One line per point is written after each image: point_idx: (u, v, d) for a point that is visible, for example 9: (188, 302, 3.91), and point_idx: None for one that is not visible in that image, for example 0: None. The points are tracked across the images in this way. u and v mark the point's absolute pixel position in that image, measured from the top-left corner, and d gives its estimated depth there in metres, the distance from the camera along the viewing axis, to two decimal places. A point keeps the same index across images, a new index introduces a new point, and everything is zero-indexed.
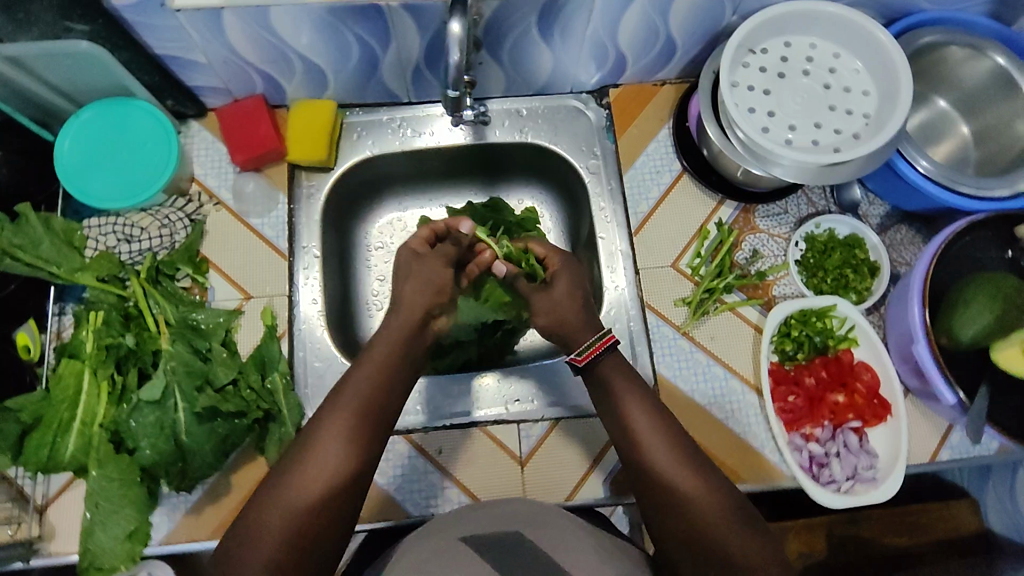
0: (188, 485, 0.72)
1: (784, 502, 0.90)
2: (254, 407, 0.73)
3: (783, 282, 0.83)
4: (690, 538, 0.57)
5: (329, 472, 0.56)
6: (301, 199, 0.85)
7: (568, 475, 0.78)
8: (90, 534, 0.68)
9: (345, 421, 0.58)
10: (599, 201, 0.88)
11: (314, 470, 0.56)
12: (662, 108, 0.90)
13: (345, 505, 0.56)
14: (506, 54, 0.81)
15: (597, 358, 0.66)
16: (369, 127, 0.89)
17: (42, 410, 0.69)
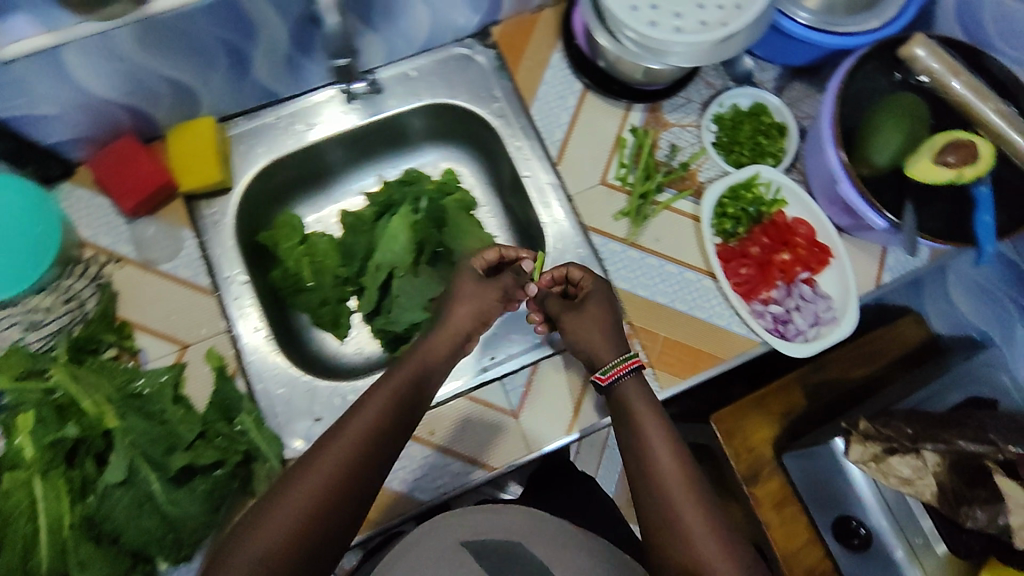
0: (185, 554, 0.68)
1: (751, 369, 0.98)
2: (232, 452, 0.69)
3: (706, 167, 0.86)
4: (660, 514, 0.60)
5: (303, 504, 0.53)
6: (209, 228, 0.79)
7: (562, 410, 0.78)
8: None
9: (302, 497, 0.53)
10: (514, 141, 0.86)
11: (249, 546, 0.50)
12: (548, 34, 0.89)
13: (346, 497, 0.54)
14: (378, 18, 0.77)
15: (621, 378, 0.69)
16: (257, 134, 0.83)
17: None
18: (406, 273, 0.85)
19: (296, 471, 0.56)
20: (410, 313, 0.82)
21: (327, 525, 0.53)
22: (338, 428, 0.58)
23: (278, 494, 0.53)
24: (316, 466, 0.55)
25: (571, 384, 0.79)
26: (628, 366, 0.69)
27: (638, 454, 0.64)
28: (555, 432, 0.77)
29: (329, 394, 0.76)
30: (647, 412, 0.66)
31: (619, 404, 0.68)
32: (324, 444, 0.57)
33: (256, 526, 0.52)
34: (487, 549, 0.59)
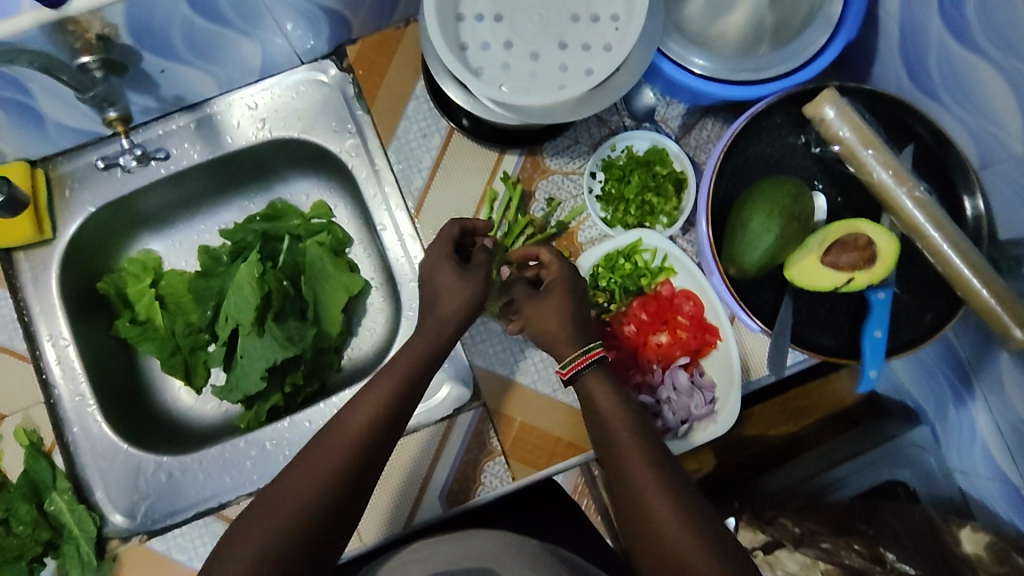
0: None
1: None
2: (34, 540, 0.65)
3: (587, 225, 0.75)
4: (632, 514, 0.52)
5: (278, 523, 0.47)
6: (27, 286, 0.74)
7: (402, 498, 0.71)
8: None
9: (294, 502, 0.48)
10: (369, 186, 0.77)
11: (241, 545, 0.46)
12: (409, 58, 0.77)
13: (328, 516, 0.48)
14: (186, 55, 0.67)
15: (580, 373, 0.60)
16: (81, 177, 0.77)
17: None
18: (247, 334, 0.76)
19: (287, 476, 0.51)
20: (247, 385, 0.75)
21: (319, 537, 0.48)
22: (332, 427, 0.53)
23: (272, 498, 0.49)
24: (309, 466, 0.50)
25: (414, 472, 0.71)
26: (590, 359, 0.60)
27: (604, 430, 0.58)
28: (390, 526, 0.70)
29: (154, 469, 0.71)
30: (638, 450, 0.55)
31: (607, 439, 0.57)
32: (316, 446, 0.52)
33: (240, 539, 0.46)
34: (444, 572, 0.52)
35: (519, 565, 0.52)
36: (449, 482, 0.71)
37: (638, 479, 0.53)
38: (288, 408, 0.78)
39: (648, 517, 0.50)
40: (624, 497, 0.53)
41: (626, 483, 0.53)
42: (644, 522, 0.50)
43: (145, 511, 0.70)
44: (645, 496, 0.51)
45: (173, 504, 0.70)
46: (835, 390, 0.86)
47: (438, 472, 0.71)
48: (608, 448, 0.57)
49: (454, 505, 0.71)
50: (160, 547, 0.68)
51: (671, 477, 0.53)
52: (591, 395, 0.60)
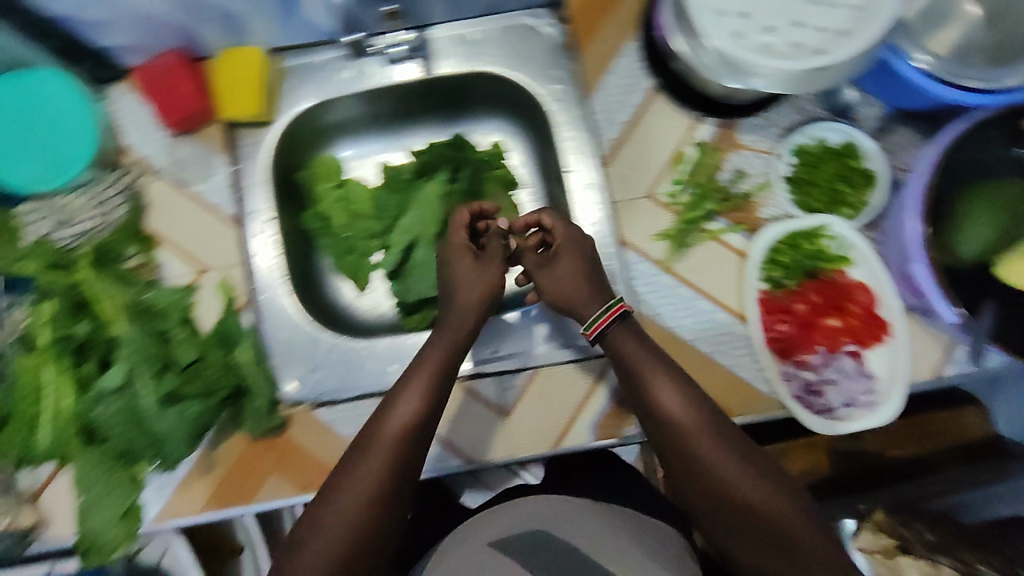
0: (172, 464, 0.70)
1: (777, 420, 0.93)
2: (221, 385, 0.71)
3: (770, 204, 0.77)
4: (714, 499, 0.58)
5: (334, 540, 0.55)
6: (244, 158, 0.80)
7: (554, 422, 0.74)
8: (86, 518, 0.67)
9: (357, 506, 0.56)
10: (564, 130, 0.80)
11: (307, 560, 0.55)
12: (628, 14, 0.79)
13: (375, 532, 0.57)
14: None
15: (604, 331, 0.65)
16: (303, 74, 0.82)
17: (11, 406, 0.68)
18: (428, 246, 0.84)
19: (341, 475, 0.59)
20: (423, 288, 0.82)
21: (374, 539, 0.57)
22: (376, 428, 0.60)
23: (335, 499, 0.57)
24: (354, 486, 0.57)
25: (568, 398, 0.75)
26: (613, 316, 0.65)
27: (656, 423, 0.61)
28: (539, 445, 0.73)
29: (332, 346, 0.78)
30: (702, 424, 0.60)
31: (655, 421, 0.62)
32: (363, 450, 0.59)
33: (317, 535, 0.56)
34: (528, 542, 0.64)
35: (586, 523, 0.67)
36: (602, 416, 0.74)
37: (703, 454, 0.59)
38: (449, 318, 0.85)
39: (720, 486, 0.58)
40: (687, 474, 0.59)
41: (704, 468, 0.58)
42: (718, 492, 0.58)
43: (314, 382, 0.76)
44: (717, 469, 0.58)
45: (345, 380, 0.77)
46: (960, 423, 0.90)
47: (592, 404, 0.74)
48: (656, 432, 0.61)
49: (602, 438, 0.74)
50: (326, 416, 0.75)
51: (734, 445, 0.60)
52: (648, 384, 0.62)
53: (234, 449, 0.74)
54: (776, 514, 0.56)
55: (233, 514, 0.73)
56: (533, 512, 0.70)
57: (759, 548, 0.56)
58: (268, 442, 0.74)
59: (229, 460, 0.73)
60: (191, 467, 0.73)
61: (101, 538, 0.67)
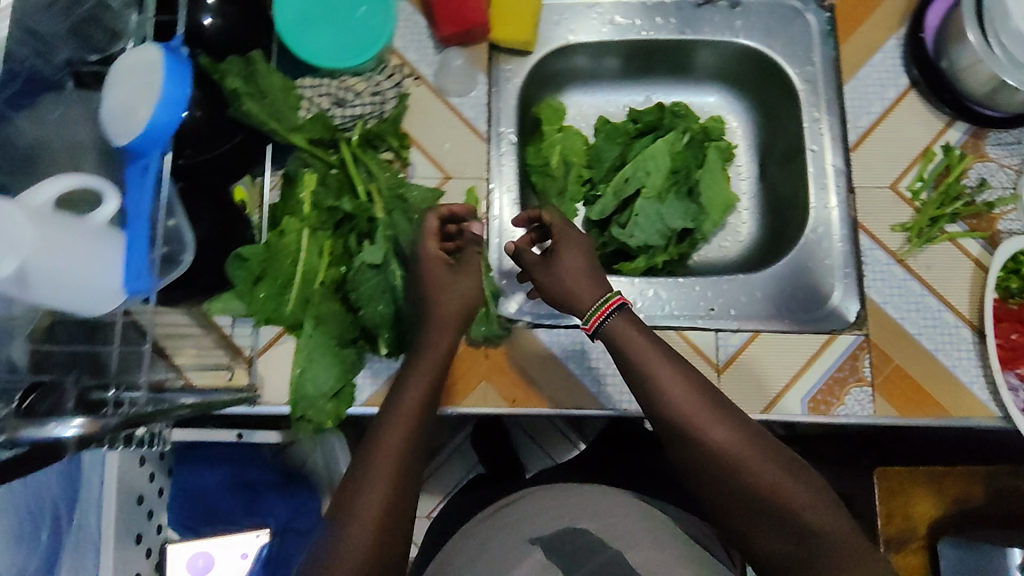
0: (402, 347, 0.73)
1: (931, 435, 0.96)
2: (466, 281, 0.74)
3: (1010, 216, 0.78)
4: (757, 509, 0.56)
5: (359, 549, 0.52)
6: (500, 81, 0.84)
7: (767, 387, 0.76)
8: (298, 388, 0.68)
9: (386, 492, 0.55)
10: (815, 111, 0.83)
11: None
12: (893, 14, 0.82)
13: (391, 538, 0.54)
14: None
15: (603, 324, 0.64)
16: (570, 13, 0.85)
17: (267, 263, 0.67)
18: (651, 198, 0.84)
19: (364, 453, 0.57)
20: (651, 236, 0.83)
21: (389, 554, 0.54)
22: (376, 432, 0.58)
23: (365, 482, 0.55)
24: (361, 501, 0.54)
25: (784, 367, 0.76)
26: (612, 306, 0.64)
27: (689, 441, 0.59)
28: (751, 405, 0.75)
29: None
30: (698, 408, 0.59)
31: (666, 425, 0.60)
32: (379, 431, 0.59)
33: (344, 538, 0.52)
34: (557, 540, 0.63)
35: (627, 522, 0.65)
36: (815, 390, 0.75)
37: (716, 446, 0.58)
38: (660, 270, 0.87)
39: (737, 476, 0.57)
40: (711, 472, 0.58)
41: (737, 485, 0.57)
42: (732, 483, 0.57)
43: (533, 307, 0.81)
44: (722, 450, 0.58)
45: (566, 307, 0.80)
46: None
47: (807, 377, 0.76)
48: (669, 434, 0.60)
49: (812, 412, 0.75)
50: (544, 337, 0.77)
51: (725, 417, 0.60)
52: (663, 391, 0.60)
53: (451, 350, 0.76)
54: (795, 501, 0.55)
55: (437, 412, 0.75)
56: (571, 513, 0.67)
57: (777, 535, 0.56)
58: (483, 351, 0.76)
59: None
60: (409, 359, 0.75)
61: (315, 407, 0.69)
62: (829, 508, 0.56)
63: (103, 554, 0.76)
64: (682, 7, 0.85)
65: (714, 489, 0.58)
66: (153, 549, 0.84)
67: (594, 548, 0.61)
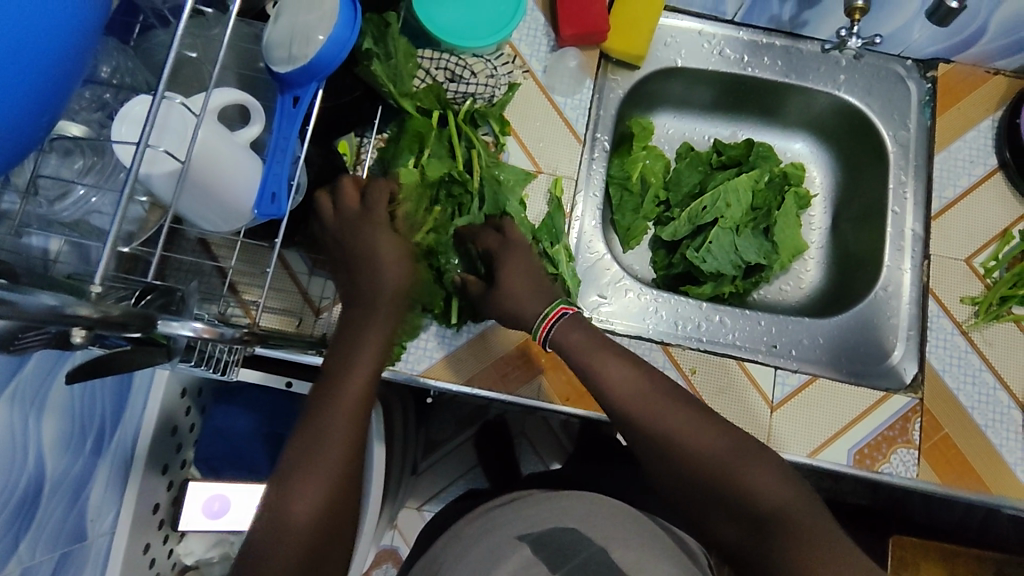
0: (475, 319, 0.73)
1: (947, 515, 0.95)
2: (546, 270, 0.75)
3: None
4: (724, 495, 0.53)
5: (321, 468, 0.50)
6: (603, 89, 0.86)
7: (814, 433, 0.75)
8: None
9: (342, 425, 0.52)
10: (901, 174, 0.84)
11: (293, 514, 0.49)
12: (991, 97, 0.85)
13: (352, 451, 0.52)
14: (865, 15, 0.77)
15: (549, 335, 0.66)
16: (681, 36, 0.88)
17: None
18: (727, 229, 0.85)
19: (334, 370, 0.55)
20: (722, 264, 0.84)
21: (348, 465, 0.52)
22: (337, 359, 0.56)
23: (322, 418, 0.52)
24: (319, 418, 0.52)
25: (835, 417, 0.75)
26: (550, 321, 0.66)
27: (656, 425, 0.58)
28: (797, 447, 0.74)
29: (625, 285, 0.82)
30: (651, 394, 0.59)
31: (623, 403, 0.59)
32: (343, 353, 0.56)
33: (315, 452, 0.51)
34: (549, 540, 0.59)
35: (618, 526, 0.63)
36: (862, 445, 0.74)
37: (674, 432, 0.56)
38: (724, 298, 0.89)
39: (696, 460, 0.55)
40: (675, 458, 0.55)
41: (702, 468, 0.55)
42: (686, 467, 0.56)
43: (602, 311, 0.81)
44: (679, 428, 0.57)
45: (625, 318, 0.81)
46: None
47: (855, 431, 0.75)
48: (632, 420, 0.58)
49: (856, 466, 0.74)
50: None
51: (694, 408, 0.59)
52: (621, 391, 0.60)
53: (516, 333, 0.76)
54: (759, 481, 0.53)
55: (489, 396, 0.75)
56: (558, 509, 0.64)
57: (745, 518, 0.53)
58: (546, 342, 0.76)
59: (501, 347, 0.76)
60: (473, 336, 0.75)
61: None
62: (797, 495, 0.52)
63: (131, 478, 0.73)
64: (791, 51, 0.88)
65: (684, 481, 0.55)
66: (173, 482, 0.83)
67: (577, 545, 0.58)
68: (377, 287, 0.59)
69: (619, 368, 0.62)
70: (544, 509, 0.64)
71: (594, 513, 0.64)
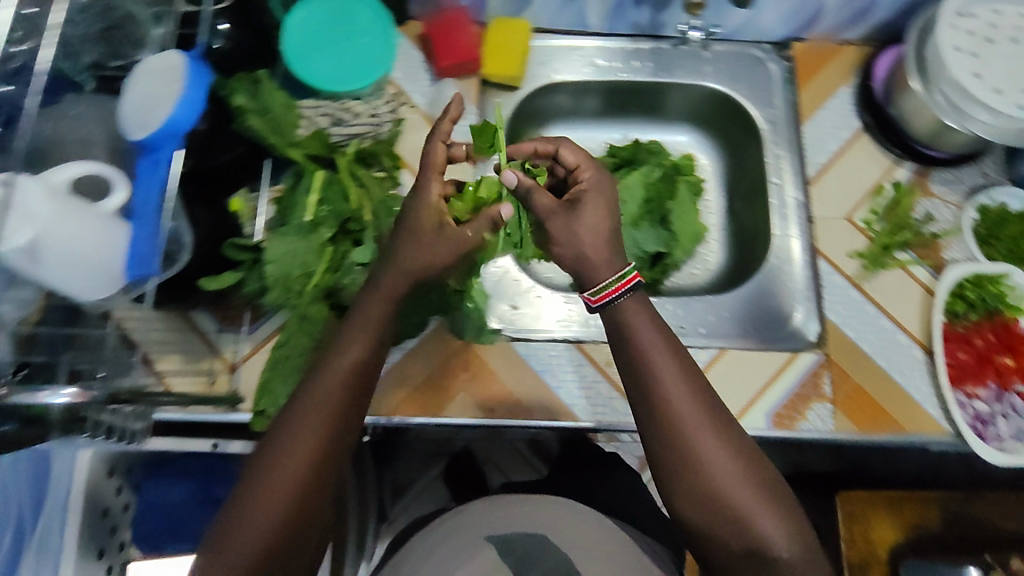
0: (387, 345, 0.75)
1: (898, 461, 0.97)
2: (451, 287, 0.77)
3: (954, 247, 0.85)
4: (714, 513, 0.55)
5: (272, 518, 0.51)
6: (489, 113, 0.89)
7: (732, 402, 0.78)
8: (270, 389, 0.72)
9: (304, 471, 0.52)
10: (775, 148, 0.89)
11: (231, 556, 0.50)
12: (844, 66, 0.91)
13: (309, 505, 0.53)
14: (702, 10, 0.88)
15: (614, 302, 0.60)
16: (554, 54, 0.93)
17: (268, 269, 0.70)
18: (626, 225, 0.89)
19: (301, 409, 0.54)
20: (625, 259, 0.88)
21: (302, 520, 0.52)
22: (308, 400, 0.54)
23: (284, 459, 0.52)
24: (284, 468, 0.52)
25: (750, 384, 0.79)
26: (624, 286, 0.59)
27: (661, 425, 0.57)
28: None
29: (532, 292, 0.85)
30: (690, 395, 0.57)
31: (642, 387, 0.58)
32: (312, 394, 0.55)
33: (272, 495, 0.51)
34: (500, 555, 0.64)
35: (585, 535, 0.68)
36: (779, 404, 0.78)
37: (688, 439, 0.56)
38: None
39: (699, 473, 0.56)
40: (671, 454, 0.57)
41: (705, 484, 0.55)
42: (684, 474, 0.56)
43: (514, 319, 0.83)
44: (692, 446, 0.56)
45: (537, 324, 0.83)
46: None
47: (771, 393, 0.78)
48: (646, 416, 0.58)
49: (777, 427, 0.77)
50: (522, 349, 0.80)
51: (715, 416, 0.58)
52: (641, 379, 0.58)
53: (435, 351, 0.79)
54: (756, 518, 0.54)
55: (414, 422, 0.76)
56: (526, 514, 0.69)
57: (720, 533, 0.55)
58: (464, 359, 0.79)
59: (421, 371, 0.78)
60: (391, 369, 0.78)
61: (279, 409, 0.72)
62: (790, 521, 0.55)
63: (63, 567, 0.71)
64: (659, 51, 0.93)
65: (681, 486, 0.56)
66: (112, 567, 0.79)
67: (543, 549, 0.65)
68: (361, 330, 0.57)
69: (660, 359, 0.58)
70: (509, 512, 0.69)
71: (557, 516, 0.69)
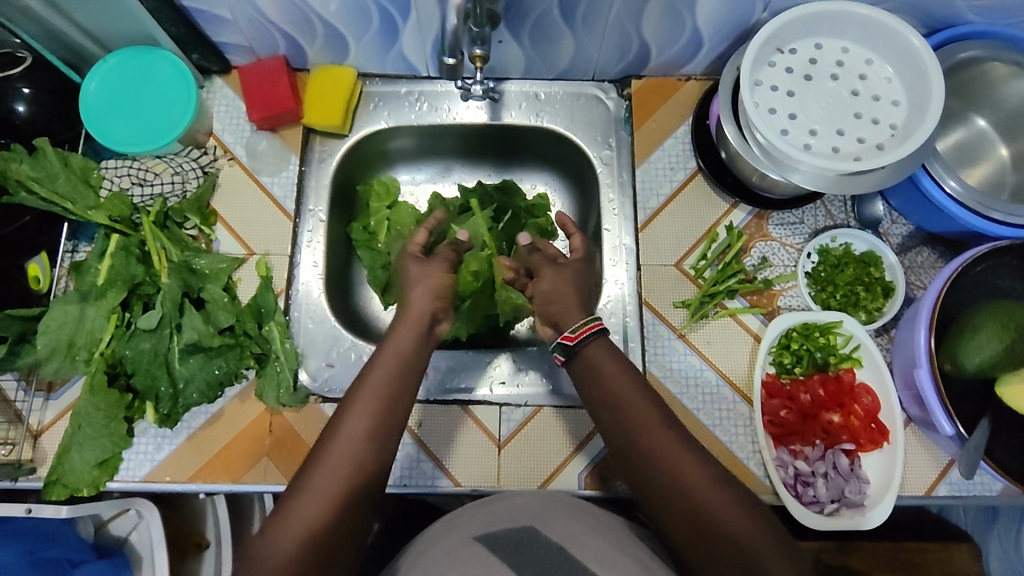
0: (176, 410, 0.75)
1: None
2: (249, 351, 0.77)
3: (790, 293, 0.81)
4: (722, 549, 0.53)
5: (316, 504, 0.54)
6: (313, 162, 0.87)
7: (543, 464, 0.78)
8: (65, 453, 0.71)
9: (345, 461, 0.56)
10: (609, 192, 0.86)
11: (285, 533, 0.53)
12: (684, 104, 0.87)
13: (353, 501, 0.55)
14: (525, 55, 0.84)
15: (588, 338, 0.65)
16: (386, 98, 0.89)
17: (55, 340, 0.71)
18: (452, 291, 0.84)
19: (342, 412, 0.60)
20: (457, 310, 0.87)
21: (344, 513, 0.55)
22: (349, 405, 0.60)
23: (328, 451, 0.57)
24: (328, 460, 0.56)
25: (563, 446, 0.79)
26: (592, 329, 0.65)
27: (646, 453, 0.58)
28: (528, 480, 0.77)
29: (347, 347, 0.82)
30: (647, 405, 0.61)
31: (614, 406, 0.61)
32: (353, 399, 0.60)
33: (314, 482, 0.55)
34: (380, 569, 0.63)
35: (562, 522, 0.60)
36: (594, 462, 0.78)
37: (676, 466, 0.57)
38: (466, 343, 0.89)
39: (703, 502, 0.55)
40: (652, 466, 0.57)
41: (711, 516, 0.54)
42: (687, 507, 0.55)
43: (326, 378, 0.81)
44: (692, 480, 0.56)
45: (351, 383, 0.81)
46: (953, 560, 0.84)
47: (583, 455, 0.78)
48: (636, 448, 0.59)
49: (587, 486, 0.77)
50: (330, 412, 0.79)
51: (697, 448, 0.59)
52: (627, 410, 0.60)
53: (242, 417, 0.78)
54: (726, 520, 0.54)
55: (212, 490, 0.76)
56: (506, 511, 0.63)
57: (712, 557, 0.53)
58: (269, 423, 0.78)
59: (226, 435, 0.78)
60: (190, 435, 0.77)
61: (74, 475, 0.71)
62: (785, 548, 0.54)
63: None
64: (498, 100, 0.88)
65: (678, 521, 0.55)
66: None
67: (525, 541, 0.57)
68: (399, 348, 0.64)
69: (634, 393, 0.61)
70: (493, 511, 0.62)
71: (546, 509, 0.62)
